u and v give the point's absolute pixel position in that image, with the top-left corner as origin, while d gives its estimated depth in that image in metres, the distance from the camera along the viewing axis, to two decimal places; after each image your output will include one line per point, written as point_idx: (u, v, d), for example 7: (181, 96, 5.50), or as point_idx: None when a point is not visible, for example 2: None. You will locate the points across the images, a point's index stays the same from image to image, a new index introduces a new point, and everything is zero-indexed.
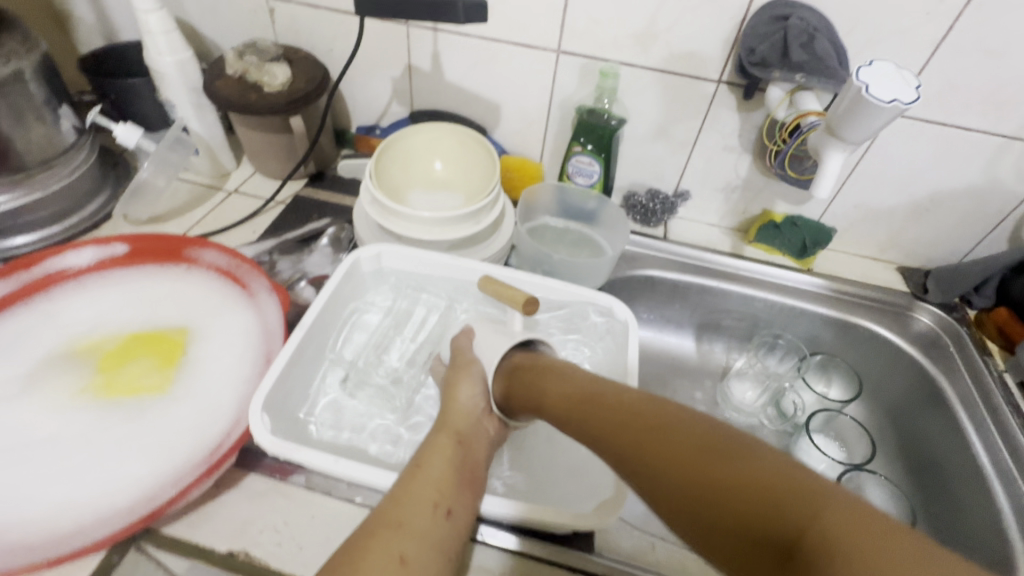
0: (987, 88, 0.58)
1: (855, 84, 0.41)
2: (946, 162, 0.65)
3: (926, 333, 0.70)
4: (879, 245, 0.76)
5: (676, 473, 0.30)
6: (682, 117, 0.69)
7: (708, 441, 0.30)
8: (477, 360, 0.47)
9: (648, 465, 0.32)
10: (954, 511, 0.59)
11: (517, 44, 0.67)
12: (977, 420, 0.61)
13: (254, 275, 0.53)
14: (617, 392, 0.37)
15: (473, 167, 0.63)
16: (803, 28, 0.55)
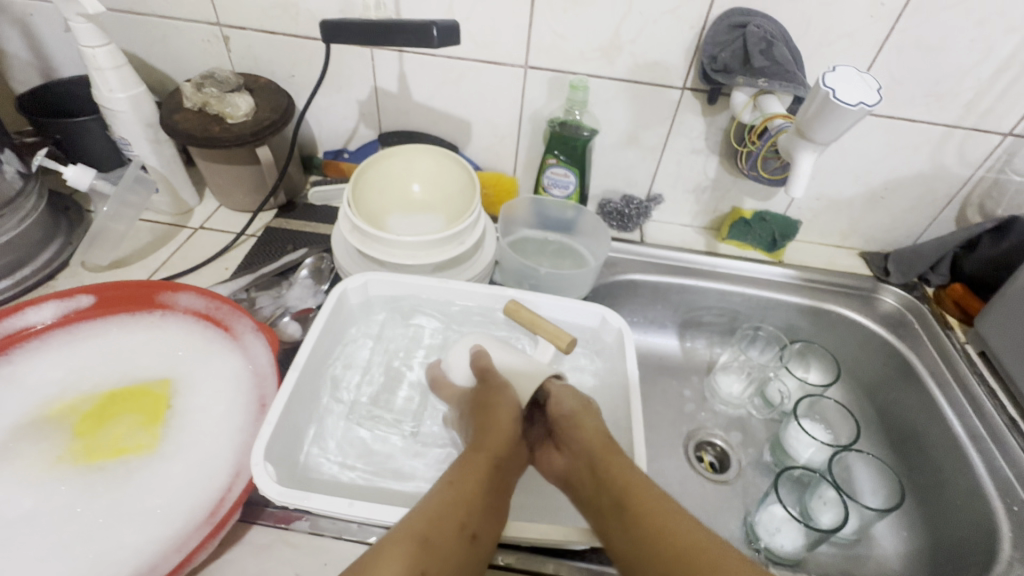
0: (928, 82, 0.62)
1: (822, 90, 0.43)
2: (896, 152, 0.69)
3: (891, 313, 0.74)
4: (841, 233, 0.80)
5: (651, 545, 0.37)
6: (650, 124, 0.71)
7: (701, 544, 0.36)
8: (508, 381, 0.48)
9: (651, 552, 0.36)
10: (934, 479, 0.63)
11: (485, 61, 0.67)
12: (948, 391, 0.65)
13: (236, 316, 0.51)
14: (625, 460, 0.42)
15: (451, 187, 0.63)
16: (761, 35, 0.57)
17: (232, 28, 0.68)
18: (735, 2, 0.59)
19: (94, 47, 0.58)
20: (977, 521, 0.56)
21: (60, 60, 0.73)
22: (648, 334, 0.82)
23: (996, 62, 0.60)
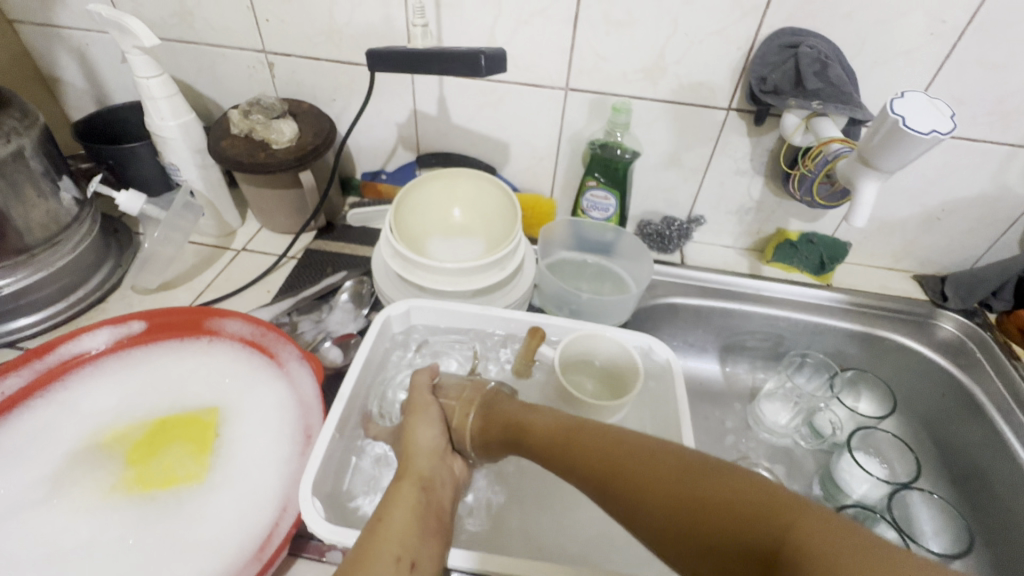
0: (993, 100, 0.59)
1: (891, 117, 0.41)
2: (956, 173, 0.66)
3: (951, 340, 0.70)
4: (894, 256, 0.77)
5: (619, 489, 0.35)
6: (693, 145, 0.69)
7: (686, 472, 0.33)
8: (432, 402, 0.49)
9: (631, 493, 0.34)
10: (1004, 519, 0.59)
11: (525, 83, 0.67)
12: (1016, 426, 0.61)
13: (281, 344, 0.51)
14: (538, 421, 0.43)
15: (491, 211, 0.62)
16: (815, 56, 0.55)
17: (277, 55, 0.69)
18: (785, 22, 0.57)
19: (148, 78, 0.59)
20: None
21: (114, 88, 0.76)
22: (688, 358, 0.80)
23: None
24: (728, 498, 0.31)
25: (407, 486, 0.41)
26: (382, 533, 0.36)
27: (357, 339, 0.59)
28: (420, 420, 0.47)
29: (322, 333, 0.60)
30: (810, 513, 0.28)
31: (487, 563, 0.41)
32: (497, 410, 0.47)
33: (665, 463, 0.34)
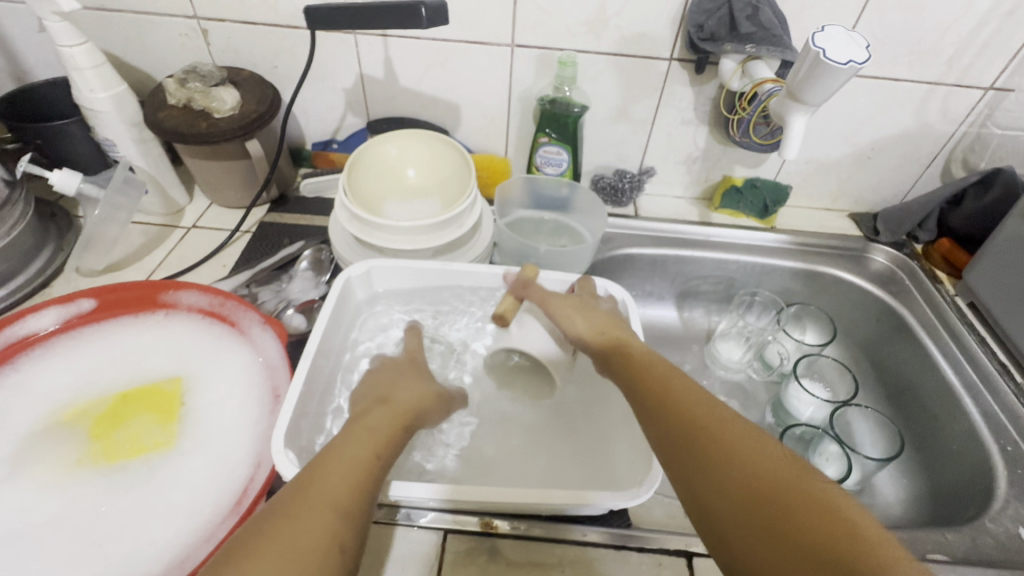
0: (910, 40, 0.63)
1: (813, 50, 0.43)
2: (882, 113, 0.70)
3: (883, 271, 0.76)
4: (831, 196, 0.81)
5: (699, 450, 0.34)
6: (639, 97, 0.71)
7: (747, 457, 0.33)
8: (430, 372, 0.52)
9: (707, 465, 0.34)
10: (932, 425, 0.65)
11: (471, 41, 0.67)
12: (940, 343, 0.67)
13: (242, 311, 0.51)
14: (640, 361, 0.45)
15: (446, 169, 0.63)
16: (747, 2, 0.58)
17: (210, 20, 0.66)
18: None
19: (71, 46, 0.56)
20: (976, 461, 0.58)
21: (34, 63, 0.71)
22: (647, 307, 0.83)
23: (975, 17, 0.61)
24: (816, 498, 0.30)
25: (379, 412, 0.43)
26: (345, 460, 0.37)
27: (320, 304, 0.59)
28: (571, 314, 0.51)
29: (285, 301, 0.60)
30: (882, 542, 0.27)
31: (440, 493, 0.43)
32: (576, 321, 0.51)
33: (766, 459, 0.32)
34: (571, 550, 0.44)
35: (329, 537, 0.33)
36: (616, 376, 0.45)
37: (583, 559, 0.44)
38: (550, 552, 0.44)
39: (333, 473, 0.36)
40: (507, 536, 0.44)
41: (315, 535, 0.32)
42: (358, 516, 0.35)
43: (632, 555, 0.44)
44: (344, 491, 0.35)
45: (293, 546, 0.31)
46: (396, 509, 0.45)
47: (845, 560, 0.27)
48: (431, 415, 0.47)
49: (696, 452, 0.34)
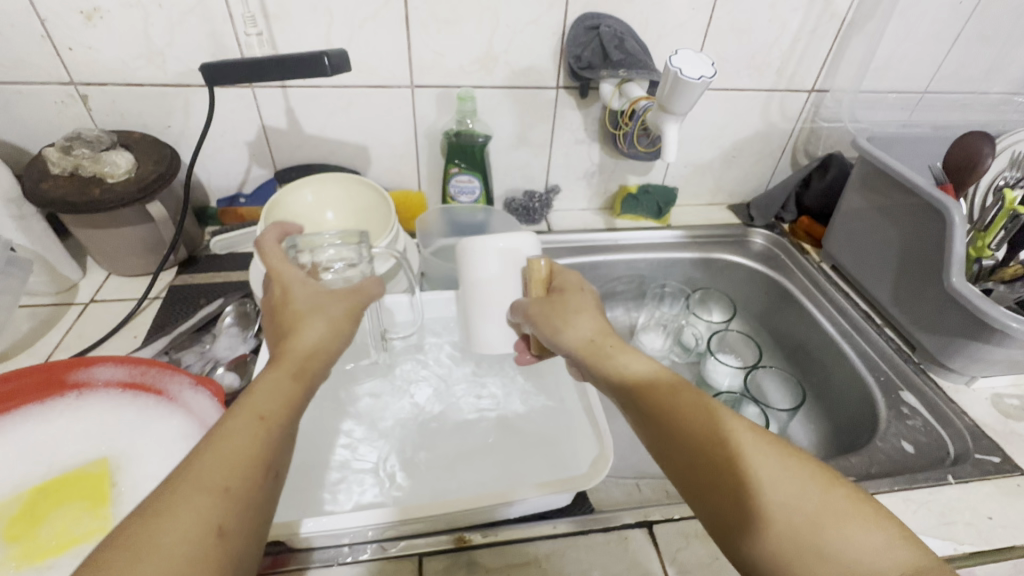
0: (745, 56, 0.76)
1: (671, 71, 0.52)
2: (737, 117, 0.83)
3: (763, 250, 0.88)
4: (710, 193, 0.93)
5: (697, 473, 0.34)
6: (535, 124, 0.78)
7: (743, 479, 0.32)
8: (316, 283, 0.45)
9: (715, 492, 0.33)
10: (825, 374, 0.75)
11: (371, 85, 0.70)
12: (817, 302, 0.78)
13: (169, 376, 0.49)
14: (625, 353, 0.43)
15: (364, 209, 0.65)
16: (613, 34, 0.66)
17: (90, 86, 0.64)
18: (585, 8, 0.68)
19: None
20: (863, 395, 0.68)
21: None
22: None
23: (791, 35, 0.75)
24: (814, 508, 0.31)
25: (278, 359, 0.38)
26: (233, 428, 0.32)
27: (252, 358, 0.58)
28: (570, 314, 0.47)
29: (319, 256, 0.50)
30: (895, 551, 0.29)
31: (382, 517, 0.44)
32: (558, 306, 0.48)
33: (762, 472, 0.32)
34: (544, 544, 0.46)
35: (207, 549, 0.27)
36: (608, 386, 0.42)
37: (556, 551, 0.46)
38: (527, 551, 0.46)
39: (216, 458, 0.31)
40: (481, 546, 0.46)
41: (185, 551, 0.27)
42: (246, 512, 0.30)
43: (600, 536, 0.47)
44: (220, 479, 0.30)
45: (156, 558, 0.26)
46: (342, 548, 0.45)
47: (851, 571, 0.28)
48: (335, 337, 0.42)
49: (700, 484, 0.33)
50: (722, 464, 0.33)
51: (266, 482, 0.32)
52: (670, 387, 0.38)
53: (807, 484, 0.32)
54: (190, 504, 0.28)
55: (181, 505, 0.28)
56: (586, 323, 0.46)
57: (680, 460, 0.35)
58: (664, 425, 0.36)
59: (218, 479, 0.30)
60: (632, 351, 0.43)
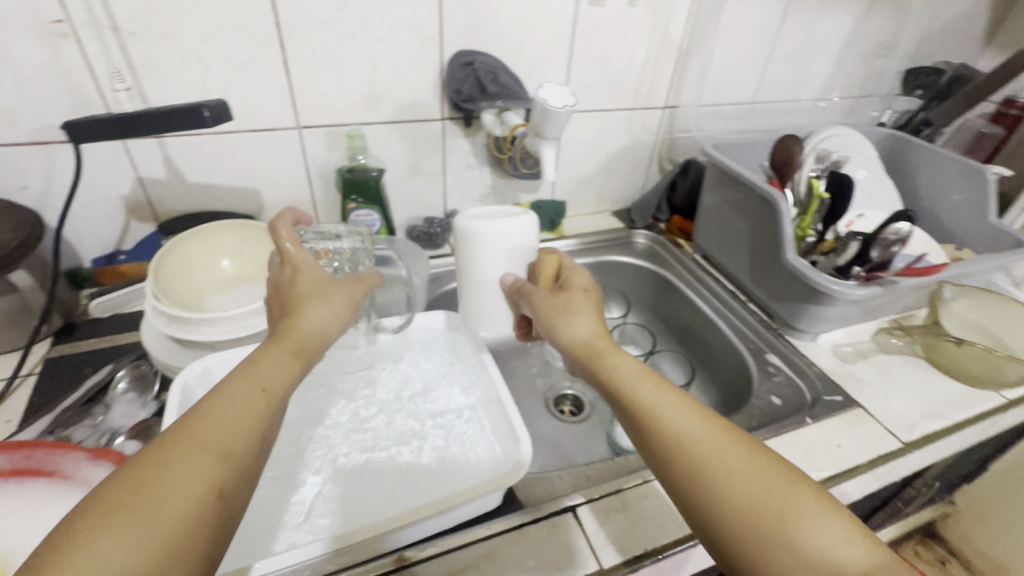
0: (605, 81, 0.86)
1: (539, 101, 0.58)
2: (607, 134, 0.93)
3: (646, 248, 0.99)
4: (595, 203, 1.03)
5: (678, 473, 0.39)
6: (426, 153, 0.82)
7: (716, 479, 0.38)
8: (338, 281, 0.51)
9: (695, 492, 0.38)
10: (708, 349, 0.86)
11: (255, 129, 0.70)
12: (694, 288, 0.90)
13: (60, 455, 0.45)
14: (619, 356, 0.48)
15: (263, 253, 0.65)
16: (487, 69, 0.73)
17: None
18: (458, 46, 0.74)
19: None
20: (738, 362, 0.79)
21: None
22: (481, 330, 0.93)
23: (639, 62, 0.86)
24: (778, 504, 0.36)
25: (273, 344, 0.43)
26: (228, 400, 0.36)
27: (156, 420, 0.55)
28: (569, 314, 0.53)
29: (327, 245, 0.57)
30: (846, 537, 0.35)
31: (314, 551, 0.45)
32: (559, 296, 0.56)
33: (731, 474, 0.38)
34: (482, 545, 0.49)
35: (209, 502, 0.31)
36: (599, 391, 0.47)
37: (493, 549, 0.49)
38: (466, 555, 0.48)
39: (214, 421, 0.34)
40: (421, 561, 0.47)
41: (190, 510, 0.30)
42: (240, 479, 0.33)
43: (531, 528, 0.51)
44: (223, 446, 0.33)
45: (162, 507, 0.29)
46: None
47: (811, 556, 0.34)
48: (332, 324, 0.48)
49: (682, 482, 0.39)
50: (698, 464, 0.39)
51: (258, 451, 0.35)
52: (652, 395, 0.44)
53: (768, 479, 0.37)
54: (195, 463, 0.32)
55: (187, 462, 0.32)
56: (584, 326, 0.52)
57: (665, 462, 0.40)
58: (647, 431, 0.42)
59: (217, 438, 0.33)
60: (626, 355, 0.48)
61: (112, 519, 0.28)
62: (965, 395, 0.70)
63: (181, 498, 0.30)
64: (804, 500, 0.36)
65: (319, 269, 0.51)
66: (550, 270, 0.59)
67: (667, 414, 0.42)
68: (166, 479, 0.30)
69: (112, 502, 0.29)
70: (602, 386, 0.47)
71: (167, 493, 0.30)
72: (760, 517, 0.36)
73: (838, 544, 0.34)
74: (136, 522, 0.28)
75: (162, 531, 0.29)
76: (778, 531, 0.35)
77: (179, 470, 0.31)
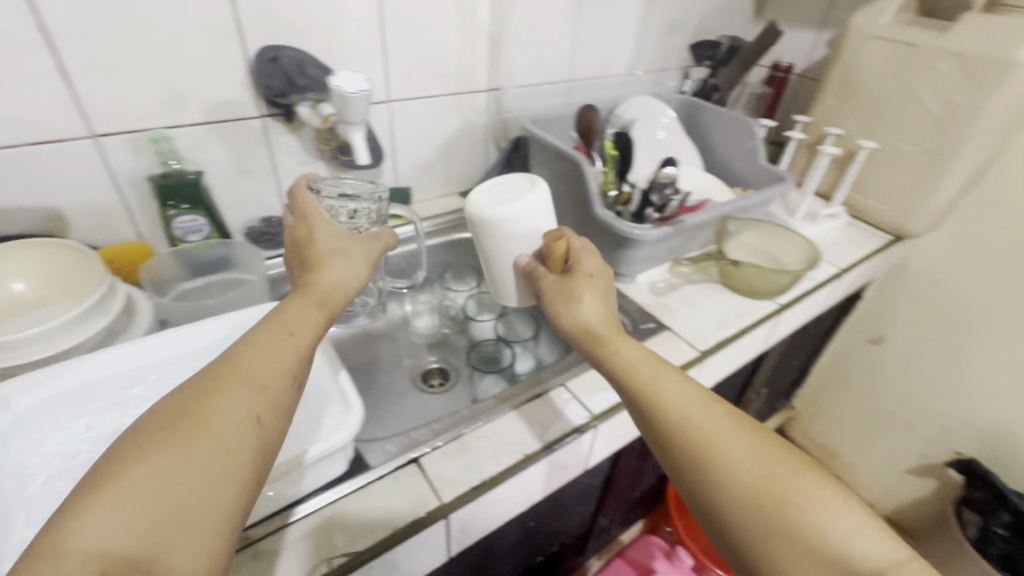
0: (425, 69, 0.91)
1: (334, 88, 0.62)
2: (438, 120, 0.98)
3: None
4: (442, 186, 1.08)
5: (686, 451, 0.46)
6: (250, 153, 0.81)
7: (722, 459, 0.44)
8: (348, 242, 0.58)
9: (704, 470, 0.44)
10: None
11: (39, 142, 0.65)
12: None
13: None
14: (625, 343, 0.55)
15: (62, 268, 0.62)
16: (293, 63, 0.75)
17: None
18: (262, 42, 0.74)
19: None
20: None
21: None
22: None
23: (455, 49, 0.92)
24: (783, 484, 0.42)
25: (293, 304, 0.50)
26: (259, 350, 0.43)
27: None
28: (575, 295, 0.60)
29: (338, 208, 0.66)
30: (849, 519, 0.40)
31: None
32: (566, 278, 0.62)
33: (735, 453, 0.44)
34: (327, 509, 0.52)
35: (250, 430, 0.38)
36: (610, 378, 0.54)
37: (338, 511, 0.52)
38: (310, 522, 0.51)
39: (248, 365, 0.41)
40: (265, 537, 0.49)
41: (237, 434, 0.37)
42: (275, 412, 0.40)
43: (376, 483, 0.55)
44: (261, 383, 0.41)
45: (217, 431, 0.36)
46: None
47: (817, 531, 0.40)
48: (351, 283, 0.55)
49: (692, 458, 0.45)
50: (703, 445, 0.45)
51: (291, 389, 0.43)
52: (663, 382, 0.50)
53: (770, 461, 0.43)
54: (237, 394, 0.39)
55: (231, 392, 0.39)
56: (589, 310, 0.59)
57: (678, 445, 0.46)
58: (659, 414, 0.48)
59: (252, 374, 0.41)
60: (625, 341, 0.55)
61: (174, 437, 0.34)
62: (749, 305, 0.85)
63: (229, 425, 0.37)
64: (813, 486, 0.42)
65: (334, 226, 0.59)
66: (560, 252, 0.63)
67: (670, 397, 0.49)
68: (215, 406, 0.37)
69: (176, 417, 0.36)
70: (604, 370, 0.54)
71: (217, 424, 0.36)
72: (768, 494, 0.42)
73: (844, 532, 0.40)
74: (193, 442, 0.35)
75: (222, 448, 0.36)
76: (778, 511, 0.41)
77: (223, 404, 0.38)
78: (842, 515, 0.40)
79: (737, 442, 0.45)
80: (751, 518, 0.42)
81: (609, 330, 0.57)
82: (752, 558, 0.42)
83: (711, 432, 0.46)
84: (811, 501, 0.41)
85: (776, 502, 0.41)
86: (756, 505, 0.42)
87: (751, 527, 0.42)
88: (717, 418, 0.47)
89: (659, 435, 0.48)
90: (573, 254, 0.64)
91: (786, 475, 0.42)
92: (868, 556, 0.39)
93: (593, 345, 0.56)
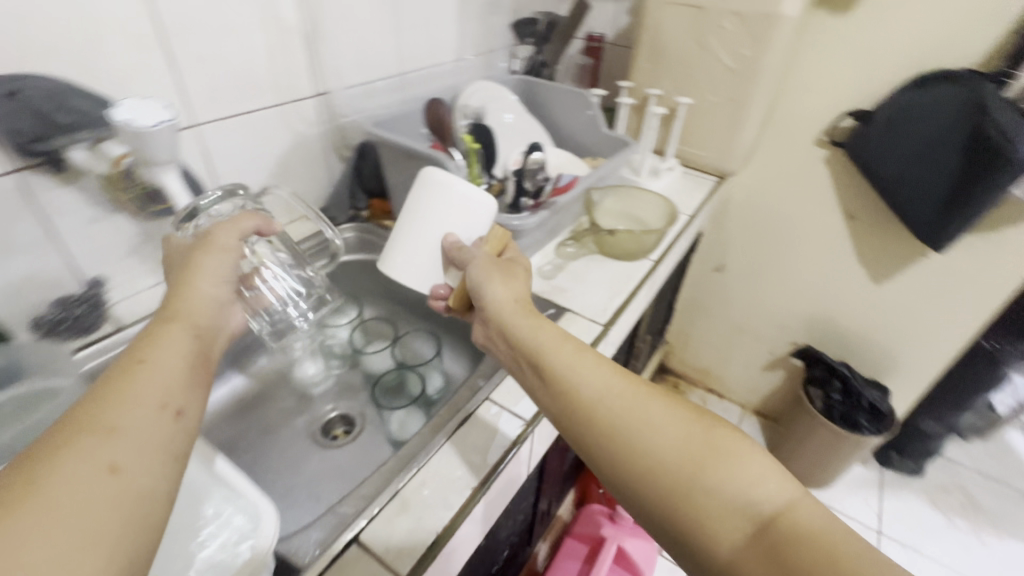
0: (233, 81, 0.76)
1: (122, 125, 0.53)
2: (264, 137, 0.84)
3: (354, 240, 0.95)
4: (285, 211, 0.94)
5: (597, 422, 0.46)
6: (8, 221, 0.60)
7: (631, 428, 0.44)
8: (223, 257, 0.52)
9: (615, 438, 0.44)
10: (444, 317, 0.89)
11: None
12: None
13: None
14: (541, 321, 0.54)
15: None
16: (45, 96, 0.56)
17: None
18: None
19: None
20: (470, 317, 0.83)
21: None
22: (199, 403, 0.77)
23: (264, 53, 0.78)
24: (689, 447, 0.42)
25: (166, 338, 0.42)
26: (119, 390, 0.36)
27: None
28: (500, 279, 0.59)
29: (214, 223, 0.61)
30: (756, 470, 0.40)
31: None
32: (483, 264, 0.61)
33: (647, 423, 0.44)
34: None
35: (108, 481, 0.31)
36: (520, 356, 0.53)
37: None
38: None
39: (100, 410, 0.34)
40: None
41: (92, 491, 0.30)
42: (146, 454, 0.33)
43: None
44: (123, 426, 0.34)
45: (60, 490, 0.29)
46: None
47: (715, 484, 0.40)
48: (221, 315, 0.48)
49: (600, 430, 0.45)
50: (614, 415, 0.45)
51: (166, 424, 0.36)
52: (572, 357, 0.50)
53: (682, 427, 0.43)
54: (88, 442, 0.32)
55: (77, 443, 0.31)
56: (505, 294, 0.57)
57: (586, 415, 0.46)
58: (570, 385, 0.48)
59: (111, 420, 0.34)
60: (546, 322, 0.54)
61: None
62: (627, 267, 0.90)
63: (80, 479, 0.30)
64: (721, 444, 0.42)
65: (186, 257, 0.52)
66: (500, 241, 0.67)
67: (587, 375, 0.48)
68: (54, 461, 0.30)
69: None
70: (520, 355, 0.53)
71: (62, 481, 0.30)
72: (676, 460, 0.42)
73: (751, 481, 0.39)
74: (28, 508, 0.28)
75: (69, 514, 0.29)
76: (686, 473, 0.41)
77: (83, 467, 0.31)
78: (748, 468, 0.40)
79: (651, 412, 0.45)
80: (660, 483, 0.42)
81: (528, 310, 0.56)
82: (662, 522, 0.42)
83: (625, 405, 0.45)
84: (714, 460, 0.41)
85: (684, 463, 0.41)
86: (664, 468, 0.42)
87: (657, 490, 0.42)
88: (630, 389, 0.47)
89: (568, 411, 0.48)
90: (506, 242, 0.67)
91: (693, 441, 0.42)
92: (771, 506, 0.38)
93: (506, 328, 0.55)
